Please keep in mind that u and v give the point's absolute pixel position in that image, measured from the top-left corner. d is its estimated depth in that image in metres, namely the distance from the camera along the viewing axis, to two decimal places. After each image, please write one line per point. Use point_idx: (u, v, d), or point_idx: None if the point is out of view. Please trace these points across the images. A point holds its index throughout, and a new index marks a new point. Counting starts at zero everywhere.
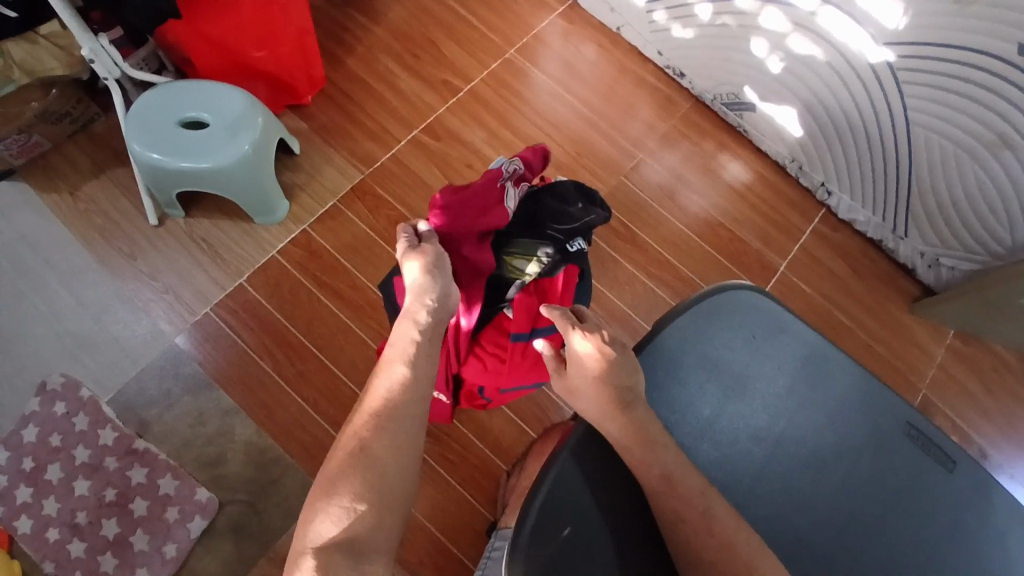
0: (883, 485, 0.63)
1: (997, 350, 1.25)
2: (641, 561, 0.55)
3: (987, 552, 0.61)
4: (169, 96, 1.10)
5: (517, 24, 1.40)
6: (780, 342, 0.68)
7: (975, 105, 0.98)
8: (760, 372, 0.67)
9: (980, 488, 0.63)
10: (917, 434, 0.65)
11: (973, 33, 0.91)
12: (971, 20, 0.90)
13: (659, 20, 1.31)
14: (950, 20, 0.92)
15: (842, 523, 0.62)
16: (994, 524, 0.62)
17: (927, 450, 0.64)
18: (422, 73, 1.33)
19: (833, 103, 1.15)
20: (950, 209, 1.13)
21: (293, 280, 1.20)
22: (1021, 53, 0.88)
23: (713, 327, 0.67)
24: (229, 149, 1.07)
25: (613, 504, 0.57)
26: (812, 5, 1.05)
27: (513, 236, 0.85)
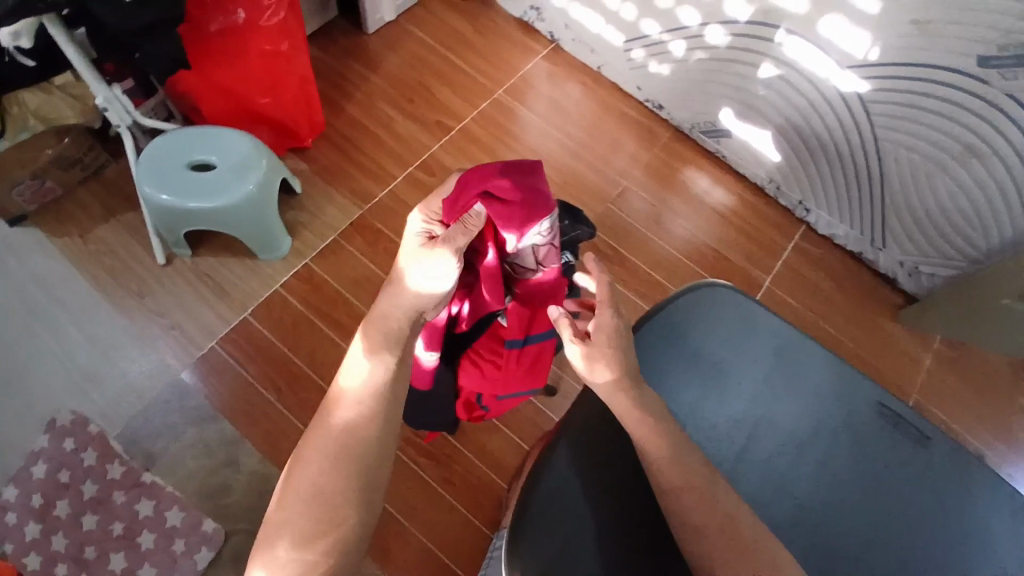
0: (860, 462, 0.67)
1: (983, 355, 1.28)
2: (620, 539, 0.59)
3: (964, 524, 0.64)
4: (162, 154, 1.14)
5: (505, 70, 1.45)
6: (759, 336, 0.71)
7: (938, 120, 1.06)
8: (740, 364, 0.70)
9: (956, 463, 0.67)
10: (889, 413, 0.69)
11: (931, 52, 0.98)
12: (928, 40, 0.97)
13: (637, 58, 1.38)
14: (911, 41, 0.99)
15: (822, 497, 0.65)
16: (969, 498, 0.65)
17: (901, 428, 0.68)
18: (417, 115, 1.37)
19: (804, 125, 1.22)
20: (924, 219, 1.19)
21: (296, 312, 1.23)
22: (981, 66, 0.95)
23: (695, 322, 0.71)
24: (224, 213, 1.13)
25: (600, 490, 0.60)
26: (776, 36, 1.13)
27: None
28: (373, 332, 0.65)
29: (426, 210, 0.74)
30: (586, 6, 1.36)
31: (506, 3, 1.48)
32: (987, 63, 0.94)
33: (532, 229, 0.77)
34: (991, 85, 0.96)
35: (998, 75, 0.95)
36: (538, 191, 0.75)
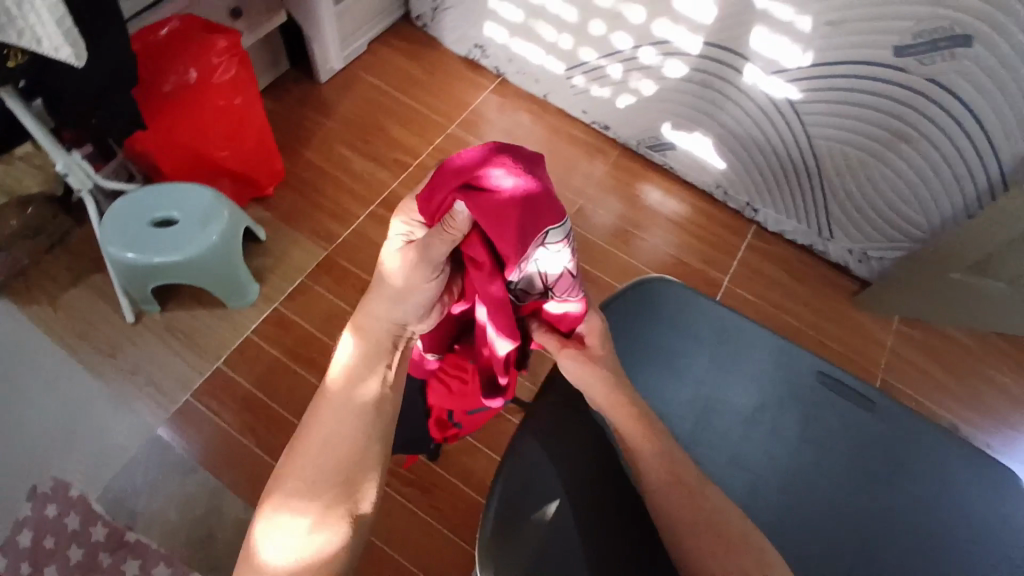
0: (807, 430, 0.71)
1: (942, 330, 1.32)
2: (600, 532, 0.58)
3: (914, 473, 0.68)
4: (136, 206, 1.18)
5: (456, 104, 1.50)
6: (700, 323, 0.74)
7: (865, 111, 1.12)
8: (685, 351, 0.73)
9: (900, 419, 0.70)
10: (830, 380, 0.72)
11: (849, 48, 1.05)
12: (846, 38, 1.04)
13: (579, 84, 1.45)
14: (828, 41, 1.06)
15: (775, 467, 0.70)
16: (921, 447, 0.68)
17: (844, 394, 0.71)
18: (375, 154, 1.41)
19: (740, 129, 1.28)
20: (865, 206, 1.25)
21: (271, 356, 1.24)
22: (897, 56, 1.02)
23: (637, 318, 0.73)
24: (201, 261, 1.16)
25: (577, 478, 0.59)
26: (703, 50, 1.21)
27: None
28: (360, 337, 0.66)
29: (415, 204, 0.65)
30: (526, 39, 1.43)
31: (451, 43, 1.54)
32: (902, 53, 1.01)
33: (533, 244, 0.58)
34: (908, 72, 1.03)
35: (914, 62, 1.02)
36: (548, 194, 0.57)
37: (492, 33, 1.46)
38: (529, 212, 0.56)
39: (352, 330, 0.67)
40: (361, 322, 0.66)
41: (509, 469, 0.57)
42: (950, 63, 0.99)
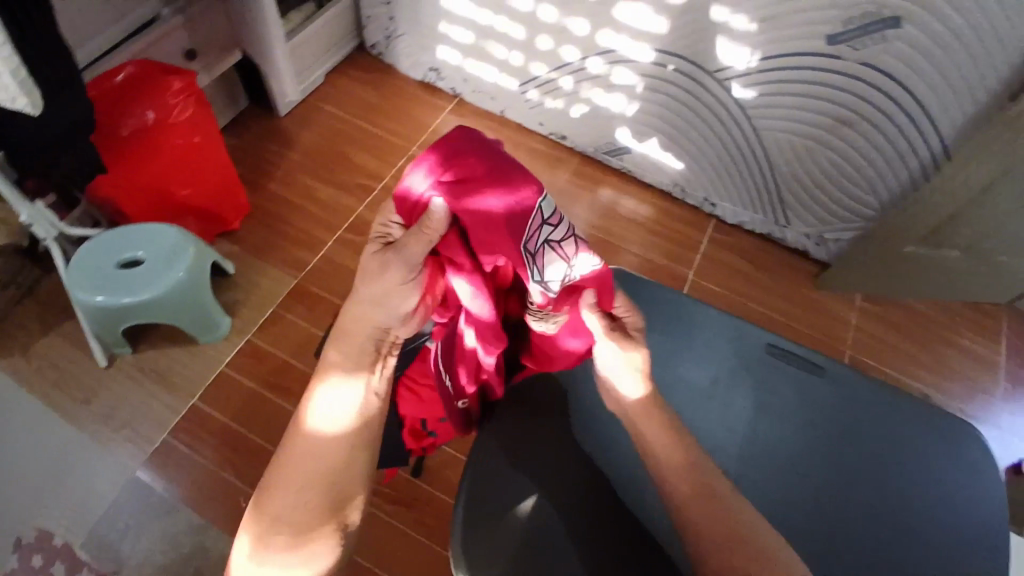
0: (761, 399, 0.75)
1: (906, 304, 1.35)
2: (577, 524, 0.62)
3: (866, 429, 0.73)
4: (104, 248, 1.18)
5: (416, 125, 1.52)
6: (652, 308, 0.78)
7: (806, 100, 1.16)
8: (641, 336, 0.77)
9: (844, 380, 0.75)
10: (779, 351, 0.77)
11: (785, 42, 1.10)
12: (780, 32, 1.09)
13: (533, 98, 1.48)
14: (764, 38, 1.11)
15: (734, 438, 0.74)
16: (863, 405, 0.74)
17: (793, 363, 0.76)
18: (338, 181, 1.42)
19: (691, 128, 1.32)
20: (816, 191, 1.29)
21: (247, 388, 1.24)
22: (830, 45, 1.07)
23: None
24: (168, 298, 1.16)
25: (559, 474, 0.63)
26: (649, 56, 1.25)
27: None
28: (344, 340, 0.62)
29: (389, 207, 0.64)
30: (479, 59, 1.46)
31: (407, 68, 1.57)
32: (834, 41, 1.06)
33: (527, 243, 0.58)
34: (844, 58, 1.08)
35: (846, 49, 1.06)
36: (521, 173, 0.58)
37: (446, 56, 1.49)
38: (512, 195, 0.57)
39: (338, 327, 0.63)
40: (347, 321, 0.62)
41: (470, 477, 0.60)
42: (881, 45, 1.03)
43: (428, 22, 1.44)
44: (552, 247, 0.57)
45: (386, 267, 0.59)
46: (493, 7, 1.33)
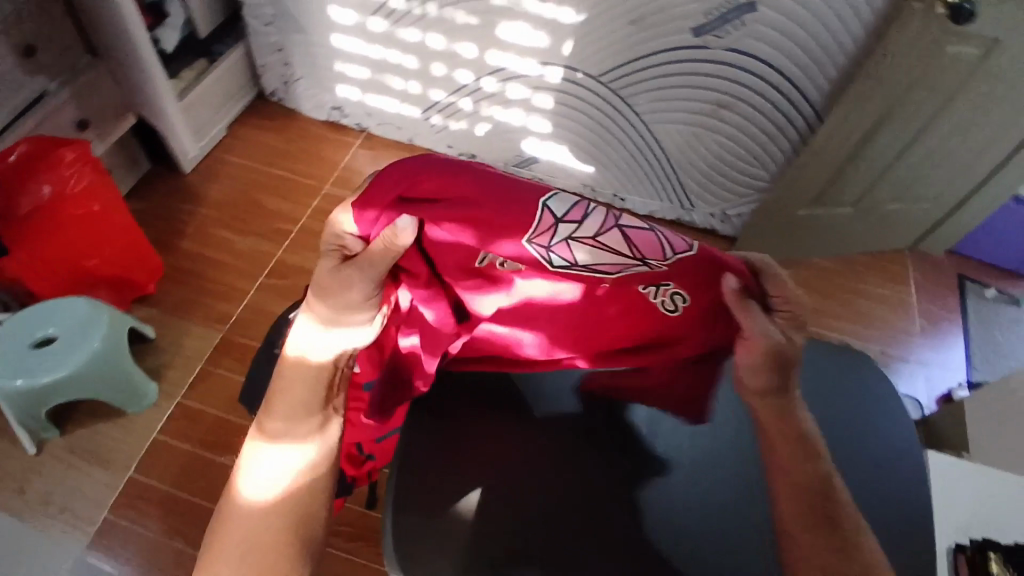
0: None
1: (815, 263, 1.42)
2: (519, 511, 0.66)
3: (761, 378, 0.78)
4: (11, 331, 1.13)
5: (325, 163, 1.53)
6: None
7: (687, 89, 1.22)
8: None
9: None
10: None
11: (658, 38, 1.16)
12: (649, 32, 1.15)
13: (437, 122, 1.50)
14: (639, 37, 1.17)
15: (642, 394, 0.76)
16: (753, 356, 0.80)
17: None
18: (253, 229, 1.41)
19: (588, 130, 1.36)
20: (713, 173, 1.35)
21: (184, 451, 1.21)
22: (697, 37, 1.13)
23: None
24: (87, 375, 1.13)
25: (507, 457, 0.70)
26: (537, 70, 1.29)
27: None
28: (290, 394, 0.60)
29: (345, 215, 0.58)
30: (379, 93, 1.48)
31: (309, 110, 1.58)
32: (700, 32, 1.12)
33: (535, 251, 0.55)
34: (712, 47, 1.14)
35: (712, 38, 1.13)
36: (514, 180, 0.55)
37: (346, 93, 1.51)
38: (512, 209, 0.54)
39: (279, 384, 0.61)
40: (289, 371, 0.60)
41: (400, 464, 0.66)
42: (743, 30, 1.10)
43: (323, 64, 1.46)
44: (585, 241, 0.55)
45: (349, 294, 0.59)
46: (382, 41, 1.36)
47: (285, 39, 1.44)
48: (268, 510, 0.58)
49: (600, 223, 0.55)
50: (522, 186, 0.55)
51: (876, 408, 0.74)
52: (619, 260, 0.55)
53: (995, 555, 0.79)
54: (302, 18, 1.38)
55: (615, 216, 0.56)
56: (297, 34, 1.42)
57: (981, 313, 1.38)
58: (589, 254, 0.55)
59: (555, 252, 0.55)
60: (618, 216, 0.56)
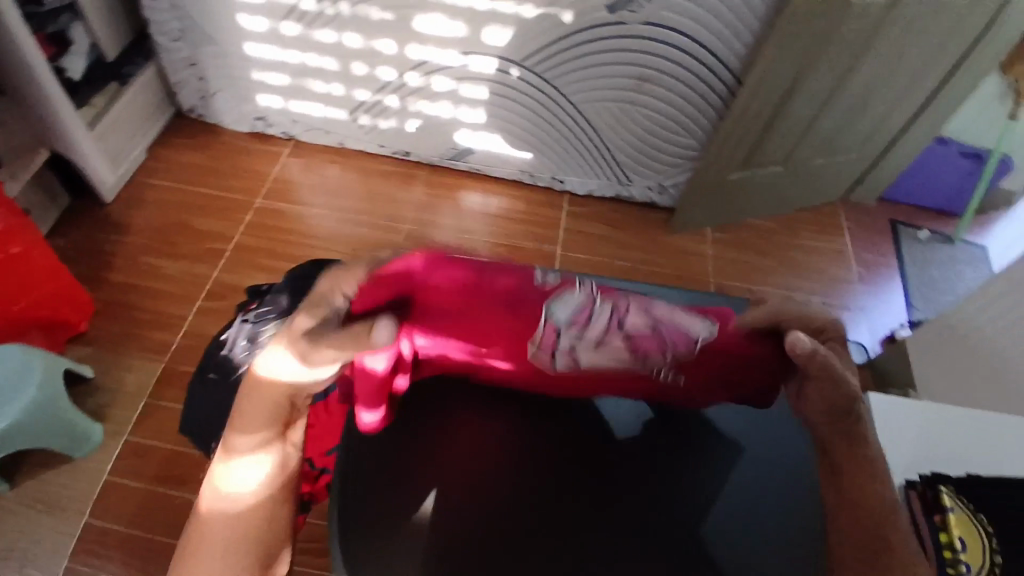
0: None
1: (751, 223, 1.44)
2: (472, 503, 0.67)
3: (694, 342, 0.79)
4: None
5: (254, 176, 1.48)
6: None
7: (610, 67, 1.22)
8: None
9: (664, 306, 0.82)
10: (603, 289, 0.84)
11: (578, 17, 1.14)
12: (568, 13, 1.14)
13: (366, 123, 1.45)
14: (555, 22, 1.16)
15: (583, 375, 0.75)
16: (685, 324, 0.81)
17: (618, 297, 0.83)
18: (184, 252, 1.35)
19: (518, 117, 1.35)
20: (645, 146, 1.35)
21: (138, 490, 1.14)
22: (612, 14, 1.13)
23: None
24: (25, 428, 1.03)
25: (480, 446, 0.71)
26: (459, 60, 1.27)
27: (268, 315, 0.84)
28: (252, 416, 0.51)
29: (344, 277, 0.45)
30: (301, 98, 1.43)
31: (232, 123, 1.53)
32: (615, 10, 1.12)
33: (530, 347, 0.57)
34: (628, 23, 1.14)
35: (628, 14, 1.12)
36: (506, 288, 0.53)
37: (268, 102, 1.46)
38: (502, 324, 0.55)
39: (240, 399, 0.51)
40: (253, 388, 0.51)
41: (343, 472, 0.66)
42: (655, 4, 1.10)
43: (240, 75, 1.42)
44: (575, 337, 0.55)
45: (312, 357, 0.47)
46: (297, 45, 1.32)
47: (196, 53, 1.39)
48: (238, 537, 0.53)
49: (609, 322, 0.55)
50: (518, 290, 0.53)
51: None
52: (620, 357, 0.58)
53: (947, 488, 0.70)
54: (212, 28, 1.33)
55: (622, 309, 0.55)
56: (209, 46, 1.37)
57: (915, 255, 1.43)
58: (592, 360, 0.59)
59: (560, 360, 0.59)
60: (617, 308, 0.55)
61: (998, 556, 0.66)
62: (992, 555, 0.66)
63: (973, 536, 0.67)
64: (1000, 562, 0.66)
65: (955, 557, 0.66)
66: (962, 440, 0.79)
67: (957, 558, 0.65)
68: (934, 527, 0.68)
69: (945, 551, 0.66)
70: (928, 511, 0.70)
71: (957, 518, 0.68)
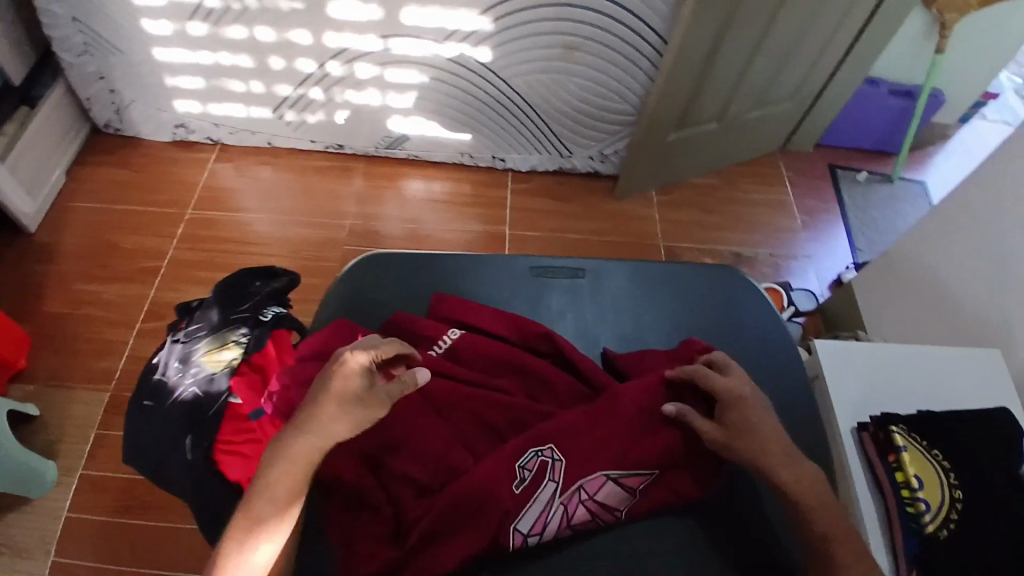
0: (536, 315, 0.78)
1: (693, 183, 1.44)
2: None
3: (637, 312, 0.80)
4: None
5: (183, 187, 1.42)
6: (436, 272, 0.80)
7: (535, 39, 1.19)
8: (414, 301, 0.78)
9: (602, 279, 0.82)
10: (540, 268, 0.82)
11: None
12: None
13: (293, 119, 1.40)
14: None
15: None
16: (628, 292, 0.81)
17: (553, 273, 0.82)
18: (118, 274, 1.29)
19: (449, 98, 1.32)
20: (580, 116, 1.34)
21: (99, 523, 1.04)
22: None
23: (375, 287, 0.78)
24: None
25: None
26: (380, 45, 1.23)
27: (199, 333, 0.78)
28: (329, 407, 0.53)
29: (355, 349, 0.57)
30: (220, 100, 1.38)
31: (152, 134, 1.47)
32: None
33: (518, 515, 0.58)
34: None
35: None
36: (489, 471, 0.57)
37: (186, 108, 1.40)
38: (480, 521, 0.56)
39: (320, 387, 0.54)
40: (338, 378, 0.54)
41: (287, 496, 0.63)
42: None
43: (153, 82, 1.35)
44: (549, 513, 0.59)
45: (377, 388, 0.55)
46: (209, 44, 1.26)
47: (105, 65, 1.32)
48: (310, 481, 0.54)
49: (564, 516, 0.60)
50: (492, 506, 0.56)
51: (729, 317, 0.80)
52: (581, 524, 0.61)
53: (899, 428, 0.71)
54: (116, 37, 1.27)
55: (579, 498, 0.60)
56: (116, 56, 1.31)
57: (853, 196, 1.45)
58: (560, 533, 0.61)
59: (534, 539, 0.60)
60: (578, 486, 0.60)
61: (958, 491, 0.66)
62: (952, 490, 0.66)
63: (930, 473, 0.67)
64: (960, 497, 0.65)
65: (912, 495, 0.66)
66: (910, 378, 0.80)
67: (914, 496, 0.66)
68: (890, 467, 0.69)
69: (902, 490, 0.67)
70: (883, 452, 0.71)
71: (911, 455, 0.68)
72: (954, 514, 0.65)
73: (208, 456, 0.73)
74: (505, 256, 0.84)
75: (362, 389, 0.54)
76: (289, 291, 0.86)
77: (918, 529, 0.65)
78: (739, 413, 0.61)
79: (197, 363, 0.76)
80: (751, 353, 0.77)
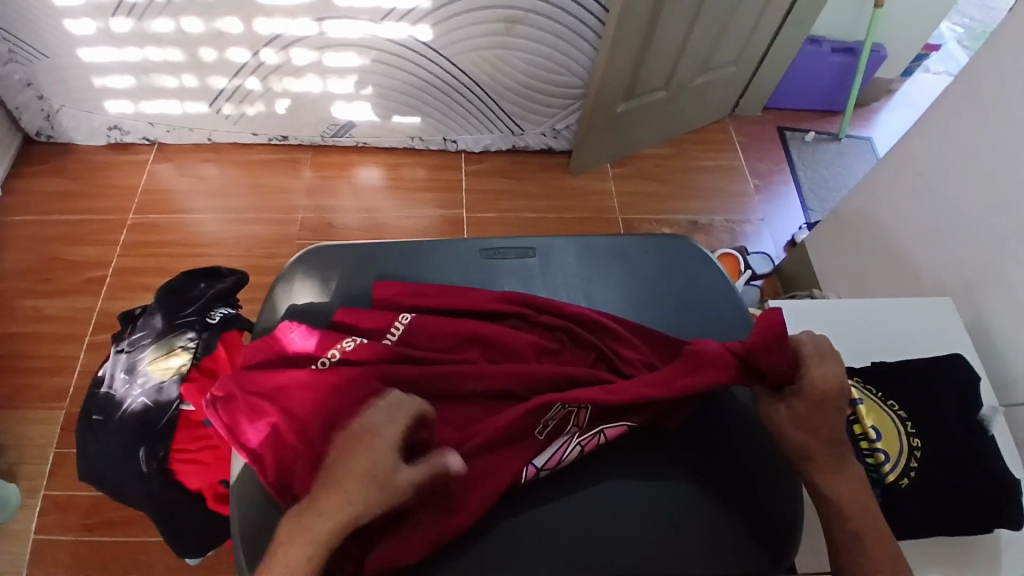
0: None
1: (646, 153, 1.44)
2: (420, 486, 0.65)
3: (590, 285, 0.79)
4: None
5: (124, 192, 1.36)
6: (382, 262, 0.79)
7: (475, 14, 1.16)
8: (363, 292, 0.76)
9: (552, 257, 0.82)
10: (489, 251, 0.81)
11: None
12: None
13: (232, 112, 1.36)
14: None
15: None
16: (579, 267, 0.81)
17: (503, 254, 0.81)
18: (64, 288, 1.24)
19: (392, 81, 1.29)
20: (529, 92, 1.32)
21: (64, 543, 1.00)
22: None
23: (318, 281, 0.76)
24: None
25: None
26: (314, 28, 1.19)
27: (144, 341, 0.75)
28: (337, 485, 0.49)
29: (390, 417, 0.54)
30: (153, 98, 1.32)
31: (86, 139, 1.40)
32: None
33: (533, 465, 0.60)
34: None
35: None
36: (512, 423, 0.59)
37: (119, 108, 1.34)
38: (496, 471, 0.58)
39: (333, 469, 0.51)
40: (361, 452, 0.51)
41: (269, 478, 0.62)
42: None
43: (81, 85, 1.29)
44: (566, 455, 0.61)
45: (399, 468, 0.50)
46: (136, 40, 1.21)
47: (29, 70, 1.26)
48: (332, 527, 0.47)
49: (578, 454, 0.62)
50: (515, 448, 0.60)
51: (682, 285, 0.80)
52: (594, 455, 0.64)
53: (856, 381, 0.72)
54: (36, 40, 1.21)
55: (599, 441, 0.62)
56: (39, 61, 1.24)
57: (804, 156, 1.47)
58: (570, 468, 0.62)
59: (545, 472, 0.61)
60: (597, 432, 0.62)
61: (916, 440, 0.68)
62: (910, 439, 0.68)
63: (888, 424, 0.69)
64: (918, 445, 0.68)
65: (870, 446, 0.68)
66: (861, 331, 0.81)
67: (873, 446, 0.67)
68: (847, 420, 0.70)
69: (862, 442, 0.68)
70: None
71: (868, 407, 0.70)
72: (913, 462, 0.67)
73: (164, 467, 0.72)
74: (455, 240, 0.82)
75: (381, 467, 0.50)
76: (234, 295, 0.84)
77: (878, 479, 0.66)
78: (816, 412, 0.57)
79: (144, 373, 0.73)
80: (706, 318, 0.78)
